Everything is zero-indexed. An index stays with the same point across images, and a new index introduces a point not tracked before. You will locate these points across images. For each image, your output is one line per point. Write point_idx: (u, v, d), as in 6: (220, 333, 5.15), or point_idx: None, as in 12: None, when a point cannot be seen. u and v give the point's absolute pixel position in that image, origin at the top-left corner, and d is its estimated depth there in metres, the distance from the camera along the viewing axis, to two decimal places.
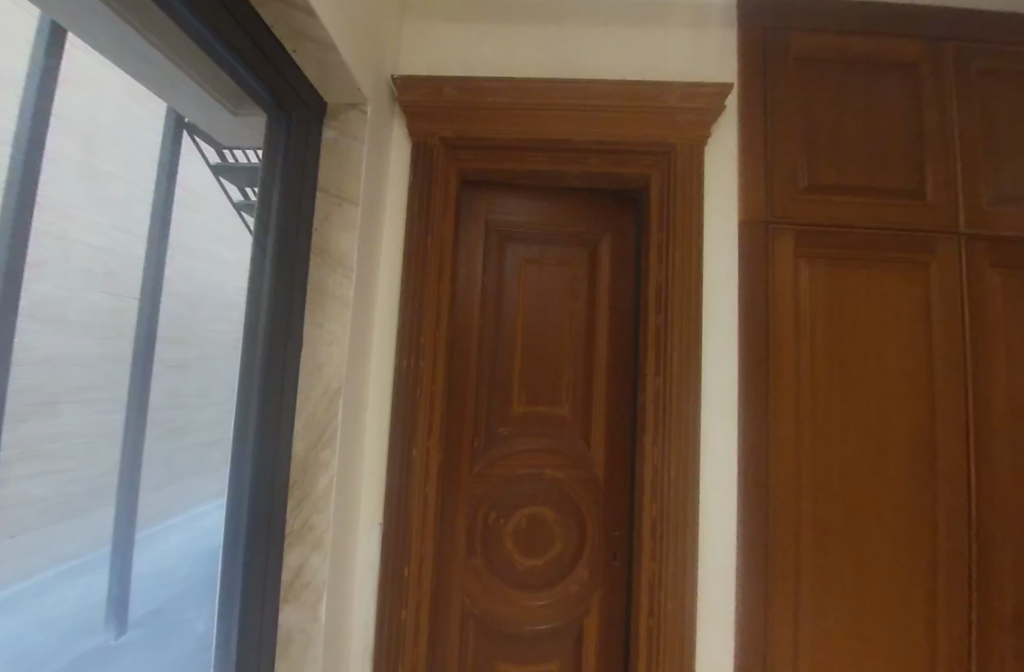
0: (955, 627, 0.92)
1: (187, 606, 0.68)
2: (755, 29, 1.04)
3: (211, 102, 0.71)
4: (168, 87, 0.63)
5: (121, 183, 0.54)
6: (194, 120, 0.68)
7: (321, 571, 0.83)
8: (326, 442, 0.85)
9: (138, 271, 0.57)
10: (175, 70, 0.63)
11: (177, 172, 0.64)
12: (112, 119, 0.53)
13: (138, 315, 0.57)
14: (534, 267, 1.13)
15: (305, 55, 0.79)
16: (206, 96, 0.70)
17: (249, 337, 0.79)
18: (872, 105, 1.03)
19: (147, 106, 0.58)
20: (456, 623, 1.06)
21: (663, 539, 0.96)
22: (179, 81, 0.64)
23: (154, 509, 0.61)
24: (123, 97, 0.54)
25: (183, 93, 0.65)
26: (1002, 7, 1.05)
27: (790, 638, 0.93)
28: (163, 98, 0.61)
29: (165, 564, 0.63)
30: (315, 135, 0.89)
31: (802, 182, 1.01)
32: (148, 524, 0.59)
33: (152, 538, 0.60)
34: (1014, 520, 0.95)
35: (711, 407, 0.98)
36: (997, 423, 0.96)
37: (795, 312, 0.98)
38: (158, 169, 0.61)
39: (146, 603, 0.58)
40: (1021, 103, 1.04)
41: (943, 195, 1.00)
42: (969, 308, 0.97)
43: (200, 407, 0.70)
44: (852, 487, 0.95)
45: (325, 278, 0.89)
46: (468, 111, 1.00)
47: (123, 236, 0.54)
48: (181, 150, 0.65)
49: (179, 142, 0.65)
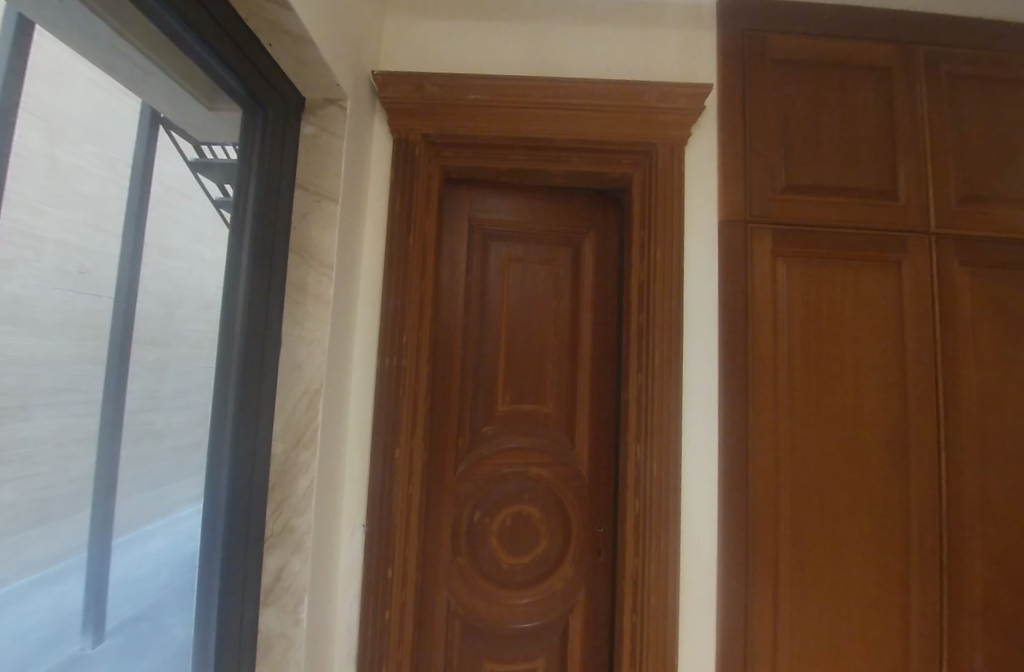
0: (929, 615, 0.95)
1: (166, 612, 0.66)
2: (733, 30, 1.06)
3: (186, 96, 0.69)
4: (142, 81, 0.61)
5: (96, 178, 0.52)
6: (168, 114, 0.66)
7: (302, 574, 0.82)
8: (305, 442, 0.84)
9: (114, 269, 0.56)
10: (148, 63, 0.61)
11: (153, 167, 0.63)
12: (85, 113, 0.51)
13: (115, 314, 0.56)
14: (518, 266, 1.13)
15: (282, 49, 0.77)
16: (180, 90, 0.68)
17: (225, 336, 0.77)
18: (846, 107, 1.05)
19: (122, 98, 0.57)
20: (441, 623, 1.05)
21: (646, 534, 0.97)
22: (153, 74, 0.62)
23: (132, 515, 0.59)
24: (97, 90, 0.53)
25: (157, 87, 0.63)
26: (968, 13, 1.08)
27: (770, 630, 0.94)
28: (137, 92, 0.60)
29: (144, 570, 0.61)
30: (293, 131, 0.87)
31: (780, 183, 1.02)
32: (126, 530, 0.58)
33: (131, 542, 0.59)
34: (981, 509, 0.98)
35: (693, 404, 0.99)
36: (966, 415, 0.99)
37: (773, 309, 0.99)
38: (134, 163, 0.59)
39: (124, 611, 0.57)
40: (987, 106, 1.07)
41: (914, 196, 1.03)
42: (940, 305, 1.00)
43: (179, 409, 0.68)
44: (829, 480, 0.97)
45: (304, 276, 0.87)
46: (450, 108, 0.99)
47: (98, 232, 0.53)
48: (157, 145, 0.64)
49: (155, 137, 0.63)
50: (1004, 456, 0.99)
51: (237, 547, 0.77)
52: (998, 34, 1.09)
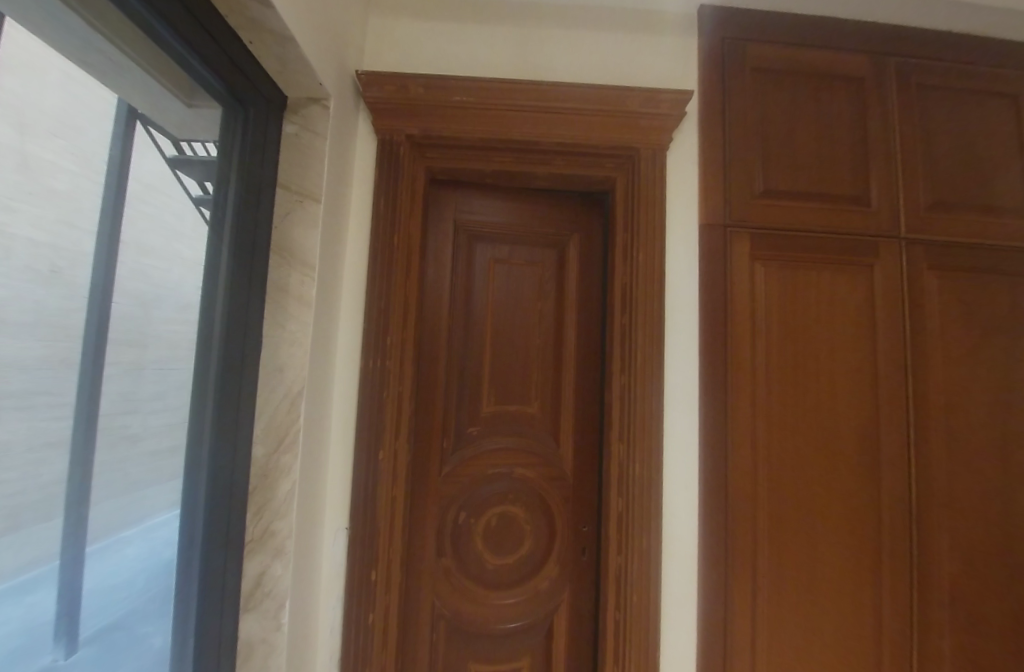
0: (900, 607, 0.98)
1: (142, 621, 0.65)
2: (714, 38, 1.08)
3: (164, 93, 0.68)
4: (118, 77, 0.59)
5: (69, 173, 0.51)
6: (145, 110, 0.65)
7: (283, 579, 0.81)
8: (287, 445, 0.83)
9: (88, 268, 0.54)
10: (124, 58, 0.60)
11: (129, 164, 0.61)
12: (59, 106, 0.50)
13: (88, 314, 0.54)
14: (503, 267, 1.14)
15: (263, 47, 0.76)
16: (156, 85, 0.66)
17: (203, 336, 0.75)
18: (822, 115, 1.08)
19: (96, 93, 0.55)
20: (426, 626, 1.05)
21: (629, 533, 0.98)
22: (129, 69, 0.61)
23: (107, 521, 0.58)
24: (70, 83, 0.51)
25: (133, 83, 0.62)
26: (936, 26, 1.13)
27: (748, 625, 0.97)
28: (112, 88, 0.58)
29: (119, 578, 0.60)
30: (274, 129, 0.86)
31: (758, 188, 1.05)
32: (101, 537, 0.56)
33: (106, 548, 0.57)
34: (949, 504, 1.02)
35: (675, 404, 1.01)
36: (935, 414, 1.03)
37: (751, 312, 1.02)
38: (109, 160, 0.58)
39: (98, 621, 0.55)
40: (954, 116, 1.12)
41: (886, 202, 1.06)
42: (910, 308, 1.04)
43: (156, 412, 0.66)
44: (806, 478, 1.00)
45: (285, 276, 0.86)
46: (435, 109, 0.99)
47: (71, 229, 0.52)
48: (134, 141, 0.62)
49: (132, 133, 0.62)
50: (970, 453, 1.04)
51: (215, 552, 0.76)
52: (965, 47, 1.14)
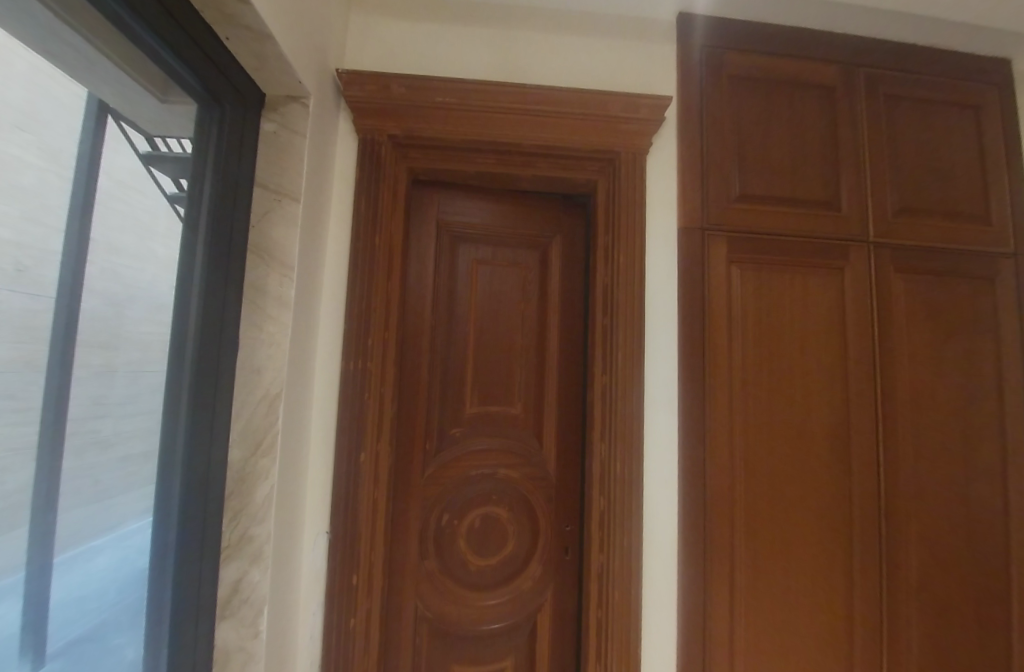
0: (869, 598, 1.02)
1: (115, 632, 0.63)
2: (692, 44, 1.10)
3: (137, 88, 0.66)
4: (88, 70, 0.58)
5: (36, 169, 0.49)
6: (117, 105, 0.63)
7: (261, 585, 0.79)
8: (265, 449, 0.81)
9: (55, 268, 0.52)
10: (93, 51, 0.58)
11: (101, 160, 0.60)
12: (25, 99, 0.48)
13: (56, 315, 0.53)
14: (486, 268, 1.14)
15: (240, 43, 0.75)
16: (129, 80, 0.65)
17: (177, 337, 0.73)
18: (795, 122, 1.12)
19: (67, 87, 0.54)
20: (409, 628, 1.04)
21: (610, 530, 0.99)
22: (99, 61, 0.59)
23: (77, 530, 0.56)
24: (37, 76, 0.50)
25: (104, 77, 0.60)
26: (903, 38, 1.17)
27: (726, 619, 0.99)
28: (81, 81, 0.56)
29: (90, 588, 0.58)
30: (252, 126, 0.85)
31: (734, 192, 1.08)
32: (71, 546, 0.55)
33: (75, 556, 0.55)
34: (915, 497, 1.06)
35: (655, 404, 1.03)
36: (901, 410, 1.07)
37: (728, 313, 1.04)
38: (79, 156, 0.56)
39: (67, 633, 0.54)
40: (919, 125, 1.17)
41: (855, 207, 1.10)
42: (878, 309, 1.08)
43: (128, 416, 0.65)
44: (780, 474, 1.03)
45: (264, 276, 0.84)
46: (417, 109, 0.99)
47: (38, 227, 0.50)
48: (105, 136, 0.61)
49: (103, 128, 0.60)
50: (934, 448, 1.08)
51: (190, 558, 0.74)
52: (928, 59, 1.19)
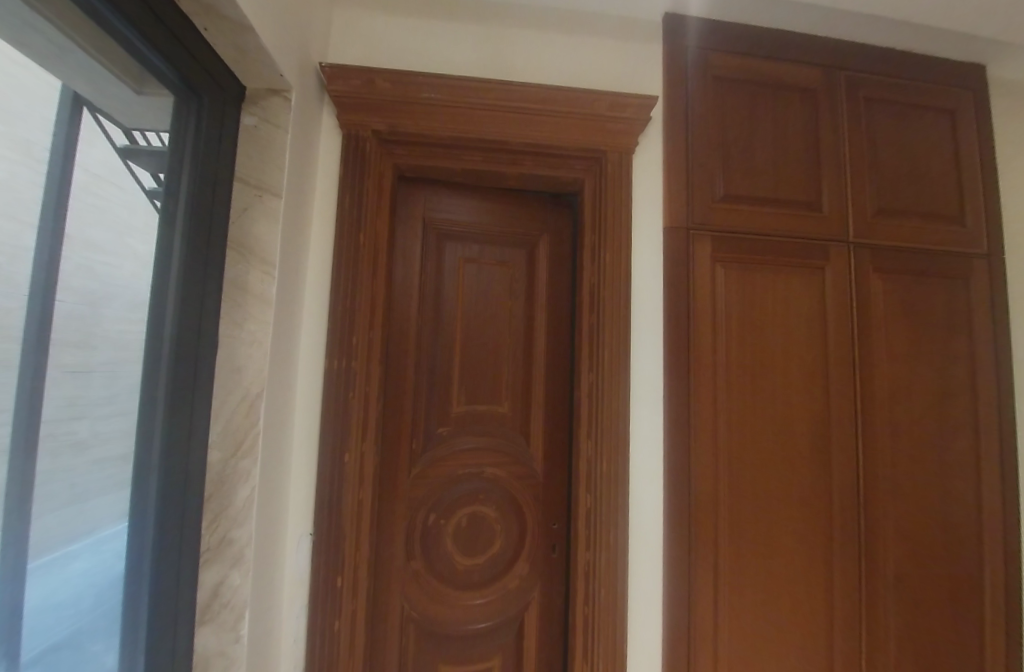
0: (849, 591, 1.04)
1: (92, 640, 0.61)
2: (678, 44, 1.11)
3: (112, 79, 0.64)
4: (61, 60, 0.55)
5: (8, 161, 0.48)
6: (92, 97, 0.61)
7: (242, 588, 0.77)
8: (245, 450, 0.79)
9: (28, 264, 0.51)
10: (65, 39, 0.56)
11: (76, 153, 0.58)
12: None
13: (28, 314, 0.51)
14: (473, 266, 1.13)
15: (219, 34, 0.73)
16: (104, 73, 0.62)
17: (154, 337, 0.71)
18: (778, 124, 1.13)
19: (40, 77, 0.52)
20: (395, 629, 1.03)
21: (596, 527, 1.00)
22: (73, 54, 0.57)
23: (53, 535, 0.54)
24: (8, 64, 0.48)
25: (78, 68, 0.58)
26: (883, 42, 1.20)
27: (711, 615, 1.00)
28: (55, 72, 0.54)
29: (65, 596, 0.56)
30: (232, 119, 0.83)
31: (719, 192, 1.09)
32: (46, 552, 0.53)
33: (48, 564, 0.53)
34: (892, 491, 1.09)
35: (641, 402, 1.03)
36: (879, 407, 1.10)
37: (712, 312, 1.06)
38: (53, 148, 0.54)
39: (40, 640, 0.52)
40: (897, 128, 1.19)
41: (836, 208, 1.12)
42: (858, 309, 1.10)
43: (106, 417, 0.63)
44: (762, 471, 1.04)
45: (244, 273, 0.82)
46: (403, 105, 0.98)
47: (10, 222, 0.48)
48: (81, 129, 0.58)
49: (79, 121, 0.58)
50: (910, 443, 1.11)
51: (168, 563, 0.72)
52: (906, 63, 1.22)
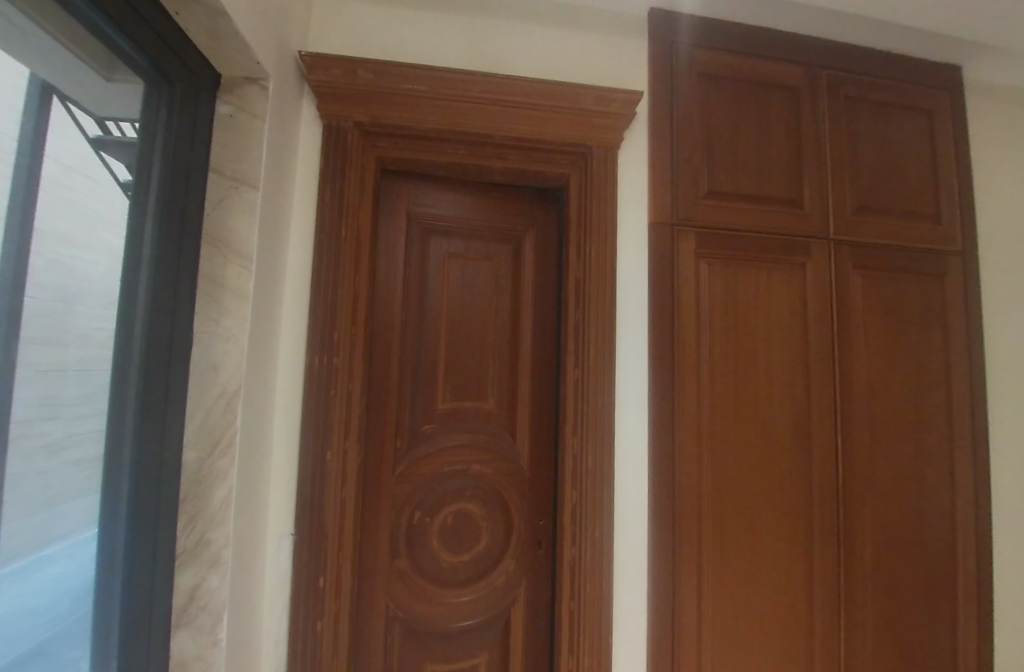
0: (829, 581, 1.06)
1: (64, 647, 0.59)
2: (664, 40, 1.11)
3: (81, 66, 0.62)
4: (25, 45, 0.53)
5: None
6: (62, 84, 0.59)
7: (220, 591, 0.75)
8: (222, 449, 0.77)
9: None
10: (29, 24, 0.53)
11: (45, 143, 0.56)
12: None
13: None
14: (458, 261, 1.12)
15: (191, 18, 0.70)
16: (70, 58, 0.60)
17: (122, 333, 0.68)
18: (761, 121, 1.14)
19: (7, 65, 0.50)
20: (380, 628, 1.02)
21: (581, 523, 1.00)
22: (35, 36, 0.54)
23: (23, 541, 0.52)
24: None
25: (43, 54, 0.56)
26: (863, 42, 1.21)
27: (694, 607, 1.01)
28: (21, 58, 0.52)
29: (41, 601, 0.55)
30: (205, 108, 0.79)
31: (703, 189, 1.10)
32: (17, 558, 0.52)
33: (21, 569, 0.52)
34: (870, 483, 1.12)
35: (626, 398, 1.03)
36: (858, 401, 1.12)
37: (696, 308, 1.06)
38: (22, 138, 0.52)
39: (10, 649, 0.50)
40: (876, 127, 1.21)
41: (817, 205, 1.14)
42: (837, 305, 1.12)
43: (79, 417, 0.61)
44: (744, 466, 1.06)
45: (219, 267, 0.79)
46: (385, 97, 0.96)
47: None
48: (50, 118, 0.57)
49: (48, 110, 0.56)
50: (887, 436, 1.14)
51: (142, 568, 0.70)
52: (886, 63, 1.24)
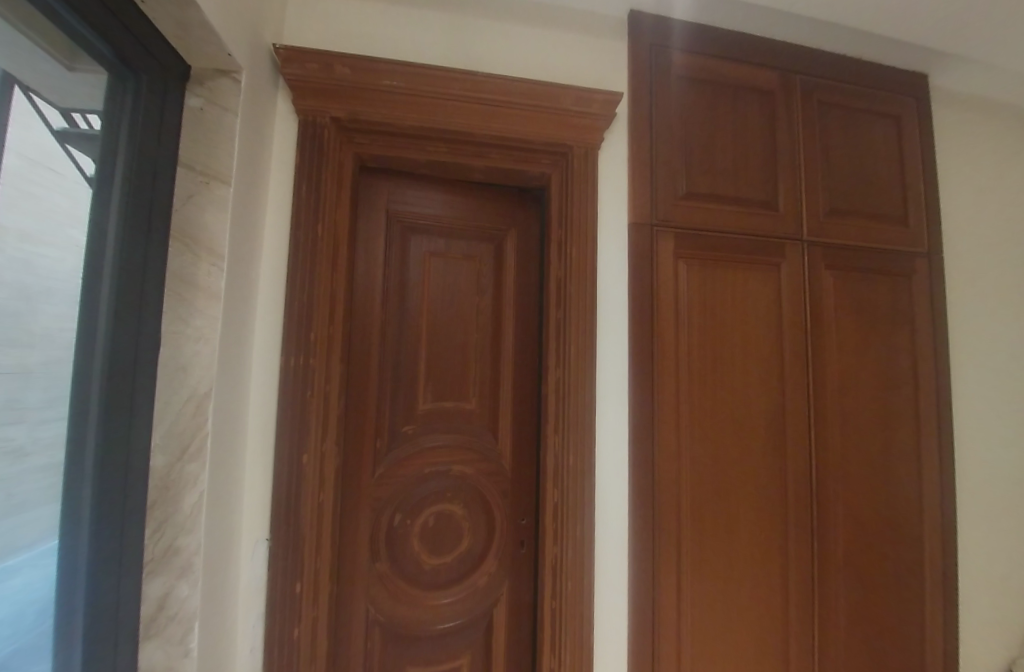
0: (802, 573, 1.09)
1: (24, 662, 0.57)
2: (643, 41, 1.12)
3: (43, 56, 0.60)
4: None
5: None
6: (20, 74, 0.57)
7: (191, 599, 0.73)
8: (192, 453, 0.75)
9: None
10: None
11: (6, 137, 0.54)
12: None
13: None
14: (439, 260, 1.11)
15: (159, 7, 0.67)
16: (31, 47, 0.58)
17: (85, 335, 0.65)
18: (737, 124, 1.16)
19: None
20: (359, 632, 1.01)
21: (563, 521, 1.00)
22: None
23: None
24: None
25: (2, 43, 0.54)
26: (835, 48, 1.25)
27: (674, 602, 1.03)
28: None
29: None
30: (175, 100, 0.77)
31: (681, 190, 1.11)
32: None
33: None
34: (841, 477, 1.15)
35: (606, 396, 1.04)
36: (830, 397, 1.16)
37: (675, 307, 1.08)
38: None
39: None
40: (847, 131, 1.25)
41: (791, 207, 1.17)
42: (811, 304, 1.15)
43: (45, 422, 0.59)
44: (722, 462, 1.08)
45: (189, 266, 0.77)
46: (363, 92, 0.94)
47: None
48: (14, 110, 0.55)
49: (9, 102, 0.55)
50: (858, 430, 1.17)
51: (108, 578, 0.67)
52: (857, 69, 1.28)
